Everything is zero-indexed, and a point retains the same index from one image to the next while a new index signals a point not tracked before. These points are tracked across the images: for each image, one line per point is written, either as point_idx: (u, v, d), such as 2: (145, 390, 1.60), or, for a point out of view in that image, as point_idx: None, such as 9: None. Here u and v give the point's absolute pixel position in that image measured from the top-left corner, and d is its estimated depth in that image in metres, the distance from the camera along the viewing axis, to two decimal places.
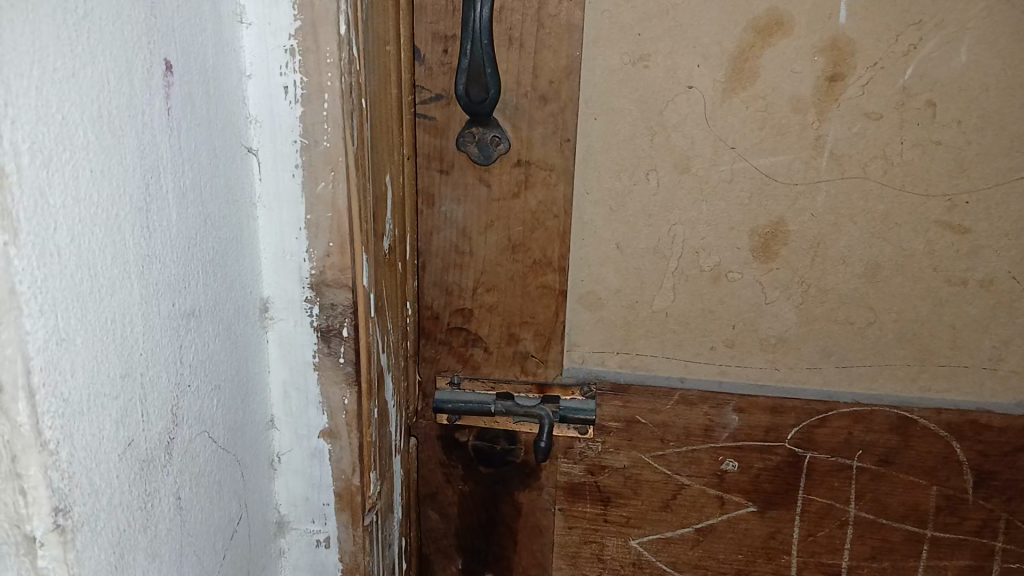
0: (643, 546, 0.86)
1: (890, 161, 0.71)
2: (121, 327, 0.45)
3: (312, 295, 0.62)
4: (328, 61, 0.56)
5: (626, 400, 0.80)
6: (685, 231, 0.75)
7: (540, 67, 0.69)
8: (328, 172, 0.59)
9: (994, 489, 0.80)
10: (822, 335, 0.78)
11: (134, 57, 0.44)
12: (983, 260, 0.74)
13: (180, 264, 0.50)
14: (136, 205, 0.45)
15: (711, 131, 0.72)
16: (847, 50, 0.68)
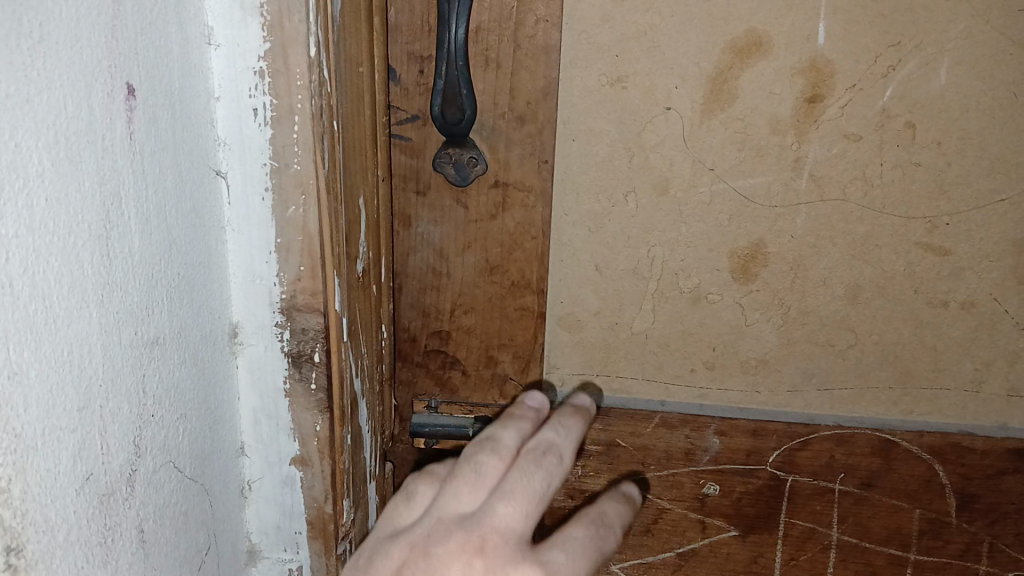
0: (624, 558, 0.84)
1: (870, 182, 0.71)
2: (78, 358, 0.43)
3: (282, 320, 0.61)
4: (299, 83, 0.55)
5: (607, 423, 0.79)
6: (665, 253, 0.75)
7: (517, 87, 0.68)
8: (299, 195, 0.58)
9: (977, 512, 0.79)
10: (803, 356, 0.77)
11: (95, 81, 0.43)
12: (964, 282, 0.73)
13: (142, 292, 0.49)
14: (96, 232, 0.44)
15: (691, 153, 0.71)
16: (826, 71, 0.67)
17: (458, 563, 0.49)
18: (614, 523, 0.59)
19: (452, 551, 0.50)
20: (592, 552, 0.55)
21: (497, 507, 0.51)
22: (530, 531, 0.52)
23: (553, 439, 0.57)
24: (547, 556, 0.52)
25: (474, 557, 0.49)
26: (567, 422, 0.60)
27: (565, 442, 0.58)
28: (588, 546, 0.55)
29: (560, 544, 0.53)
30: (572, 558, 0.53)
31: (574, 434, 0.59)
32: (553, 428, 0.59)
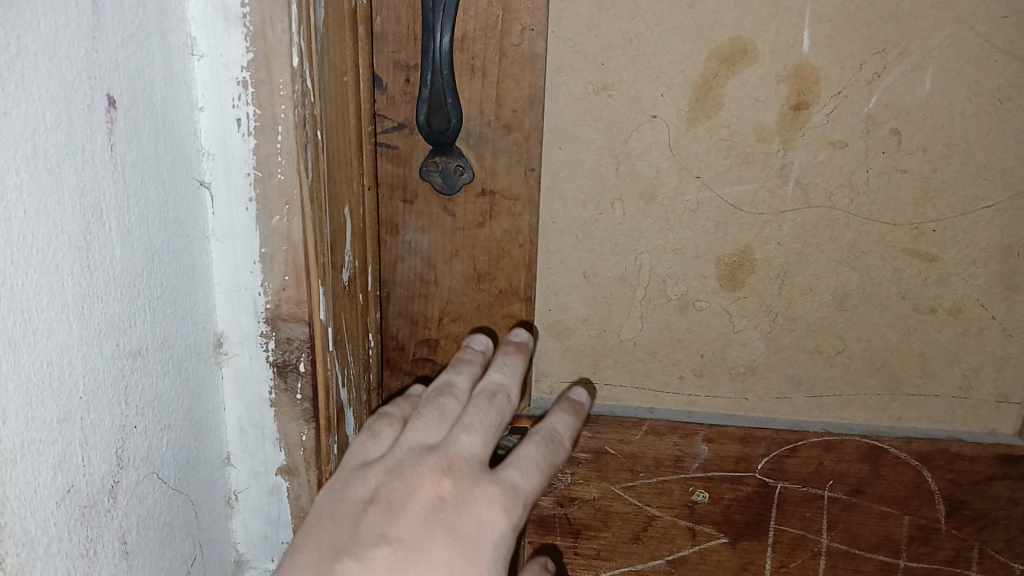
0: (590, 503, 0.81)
1: (856, 189, 0.71)
2: (59, 370, 0.43)
3: (267, 330, 0.61)
4: (282, 93, 0.55)
5: (596, 430, 0.79)
6: (652, 260, 0.75)
7: (503, 96, 0.68)
8: (283, 204, 0.58)
9: (966, 518, 0.79)
10: (791, 363, 0.77)
11: (74, 93, 0.43)
12: (950, 288, 0.73)
13: (124, 303, 0.49)
14: (75, 244, 0.44)
15: (677, 160, 0.71)
16: (811, 78, 0.67)
17: (429, 485, 0.53)
18: (567, 437, 0.59)
19: (422, 475, 0.54)
20: (550, 468, 0.56)
21: (459, 438, 0.56)
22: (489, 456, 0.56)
23: (501, 379, 0.61)
24: (505, 473, 0.54)
25: (442, 480, 0.53)
26: (510, 360, 0.63)
27: (512, 380, 0.61)
28: (543, 461, 0.56)
29: (516, 462, 0.55)
30: (530, 475, 0.55)
31: (519, 373, 0.62)
32: (501, 367, 0.62)
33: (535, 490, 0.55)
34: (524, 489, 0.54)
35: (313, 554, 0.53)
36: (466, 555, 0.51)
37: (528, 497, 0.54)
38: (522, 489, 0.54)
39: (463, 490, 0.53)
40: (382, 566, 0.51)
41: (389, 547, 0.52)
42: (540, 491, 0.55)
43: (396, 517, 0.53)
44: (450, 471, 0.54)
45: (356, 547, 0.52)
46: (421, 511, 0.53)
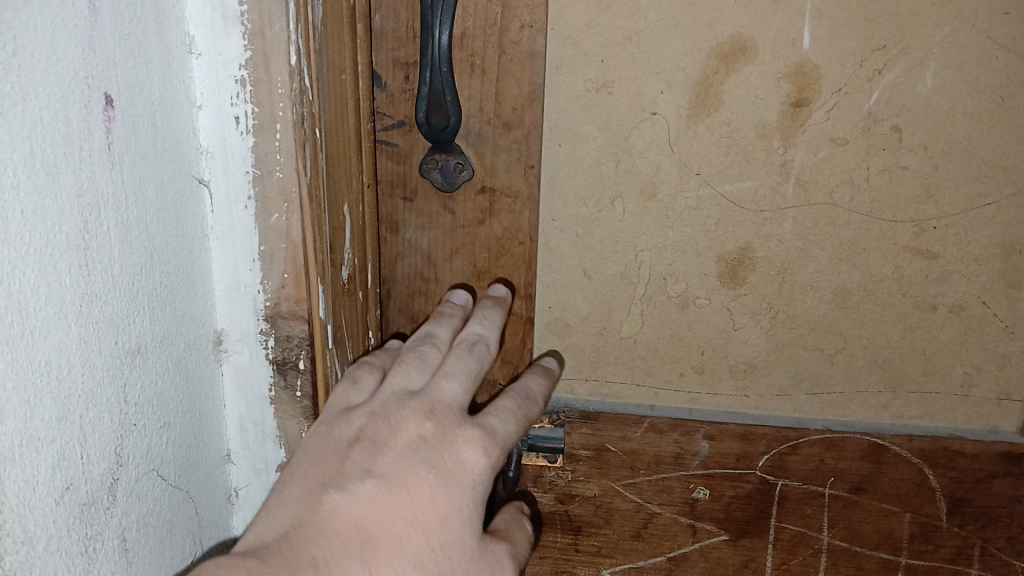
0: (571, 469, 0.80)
1: (857, 186, 0.71)
2: (57, 369, 0.44)
3: (267, 328, 0.62)
4: (280, 92, 0.55)
5: (596, 427, 0.79)
6: (652, 257, 0.75)
7: (503, 93, 0.68)
8: (282, 203, 0.58)
9: (968, 516, 0.79)
10: (792, 361, 0.77)
11: (71, 92, 0.43)
12: (952, 285, 0.73)
13: (123, 301, 0.49)
14: (74, 243, 0.44)
15: (678, 157, 0.71)
16: (811, 75, 0.67)
17: (413, 425, 0.57)
18: (535, 394, 0.66)
19: (406, 416, 0.58)
20: (520, 416, 0.62)
21: (441, 383, 0.60)
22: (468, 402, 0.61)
23: (480, 330, 0.65)
24: (484, 419, 0.60)
25: (426, 421, 0.57)
26: (489, 313, 0.67)
27: (490, 332, 0.66)
28: (517, 411, 0.62)
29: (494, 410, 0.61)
30: (506, 422, 0.61)
31: (498, 325, 0.67)
32: (480, 320, 0.66)
33: (510, 435, 0.60)
34: (502, 434, 0.59)
35: (300, 488, 0.56)
36: (449, 491, 0.55)
37: (504, 441, 0.59)
38: (500, 433, 0.59)
39: (445, 431, 0.57)
40: (369, 498, 0.54)
41: (375, 480, 0.55)
42: (512, 437, 0.61)
43: (381, 453, 0.56)
44: (434, 414, 0.58)
45: (342, 480, 0.55)
46: (404, 448, 0.56)
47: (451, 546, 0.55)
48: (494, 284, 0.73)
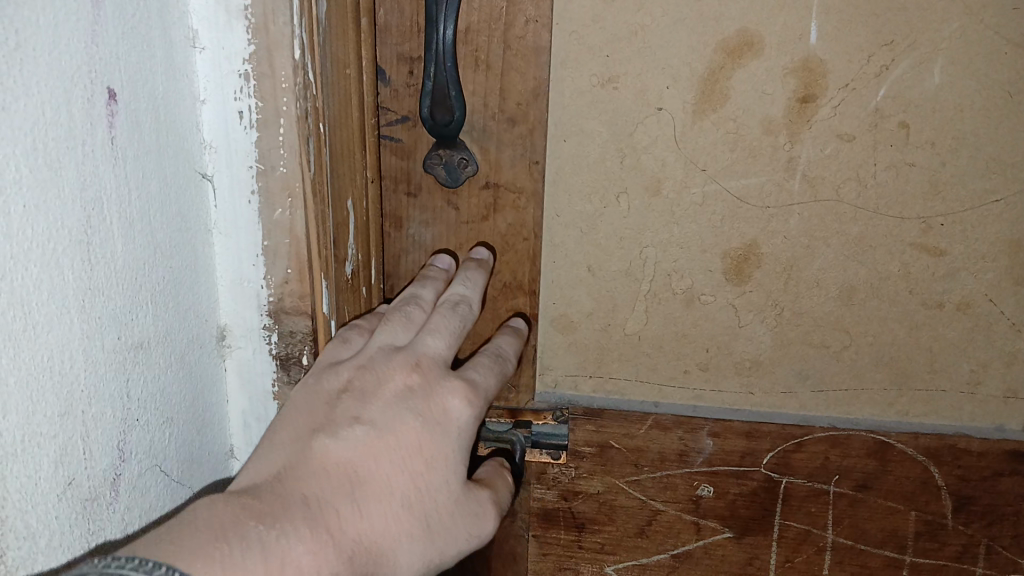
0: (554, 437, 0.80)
1: (864, 183, 0.70)
2: (59, 364, 0.43)
3: (270, 323, 0.62)
4: (284, 86, 0.55)
5: (600, 424, 0.79)
6: (657, 254, 0.74)
7: (507, 88, 0.68)
8: (286, 198, 0.58)
9: (974, 514, 0.79)
10: (798, 358, 0.77)
11: (74, 85, 0.43)
12: (959, 282, 0.73)
13: (126, 297, 0.49)
14: (76, 238, 0.44)
15: (683, 153, 0.71)
16: (818, 71, 0.67)
17: (399, 377, 0.59)
18: (511, 355, 0.69)
19: (393, 368, 0.60)
20: (498, 372, 0.66)
21: (427, 340, 0.62)
22: (450, 357, 0.63)
23: (464, 291, 0.66)
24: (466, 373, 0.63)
25: (412, 373, 0.60)
26: (473, 275, 0.67)
27: (473, 293, 0.67)
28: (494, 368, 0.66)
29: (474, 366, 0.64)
30: (485, 376, 0.64)
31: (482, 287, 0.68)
32: (464, 280, 0.67)
33: (490, 388, 0.64)
34: (483, 386, 0.63)
35: (290, 433, 0.57)
36: (433, 437, 0.58)
37: (485, 393, 0.63)
38: (481, 386, 0.63)
39: (430, 383, 0.60)
40: (358, 443, 0.56)
41: (364, 427, 0.57)
42: (492, 389, 0.64)
43: (369, 402, 0.58)
44: (420, 368, 0.60)
45: (332, 427, 0.57)
46: (391, 398, 0.59)
47: (435, 490, 0.58)
48: (476, 249, 0.73)
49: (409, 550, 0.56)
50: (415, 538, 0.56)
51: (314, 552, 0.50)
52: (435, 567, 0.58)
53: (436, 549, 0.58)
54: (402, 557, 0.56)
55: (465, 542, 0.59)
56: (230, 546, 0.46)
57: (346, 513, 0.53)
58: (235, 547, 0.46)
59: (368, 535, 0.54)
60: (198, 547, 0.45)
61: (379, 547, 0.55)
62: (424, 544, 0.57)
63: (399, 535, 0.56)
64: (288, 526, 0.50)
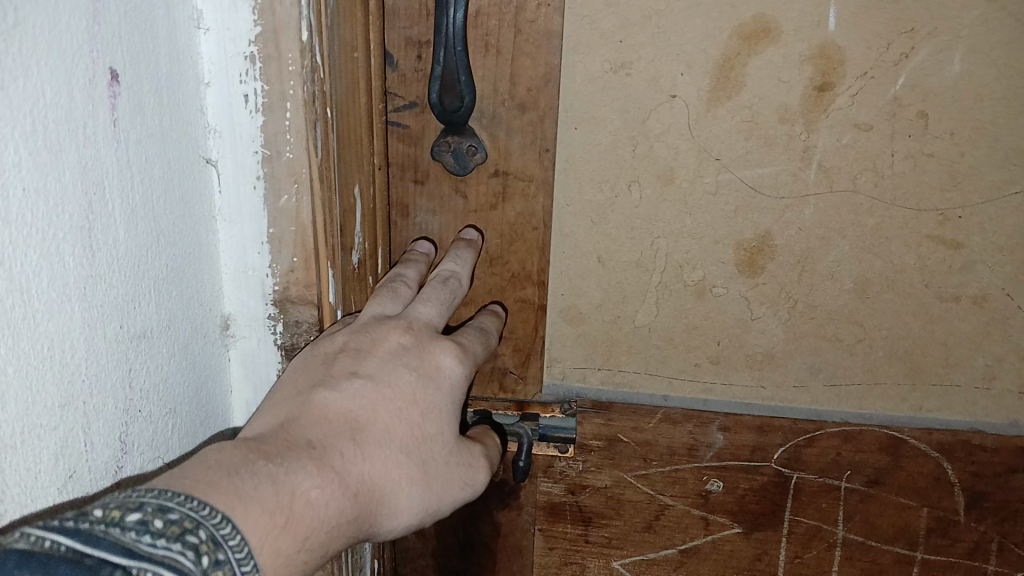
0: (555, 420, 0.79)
1: (881, 173, 0.69)
2: (59, 354, 0.42)
3: (276, 312, 0.61)
4: (291, 69, 0.53)
5: (608, 418, 0.77)
6: (669, 244, 0.73)
7: (518, 74, 0.66)
8: (292, 183, 0.56)
9: (986, 510, 0.78)
10: (810, 351, 0.76)
11: (76, 67, 0.42)
12: (975, 275, 0.71)
13: (128, 285, 0.48)
14: (78, 223, 0.43)
15: (697, 142, 0.69)
16: (836, 58, 0.65)
17: (392, 337, 0.59)
18: (494, 328, 0.69)
19: (387, 328, 0.60)
20: (485, 341, 0.67)
21: (417, 307, 0.62)
22: (441, 327, 0.63)
23: (453, 267, 0.67)
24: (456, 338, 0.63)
25: (406, 333, 0.60)
26: (462, 253, 0.68)
27: (463, 269, 0.67)
28: (481, 337, 0.66)
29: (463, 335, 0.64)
30: (474, 343, 0.65)
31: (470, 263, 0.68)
32: (454, 257, 0.68)
33: (478, 353, 0.65)
34: (472, 351, 0.64)
35: (290, 388, 0.57)
36: (429, 391, 0.59)
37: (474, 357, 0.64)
38: (471, 351, 0.64)
39: (423, 343, 0.60)
40: (357, 395, 0.56)
41: (361, 380, 0.57)
42: (480, 355, 0.65)
43: (366, 358, 0.58)
44: (413, 327, 0.60)
45: (330, 379, 0.56)
46: (386, 356, 0.59)
47: (431, 438, 0.58)
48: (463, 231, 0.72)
49: (409, 494, 0.56)
50: (414, 482, 0.57)
51: (321, 488, 0.49)
52: (432, 513, 0.59)
53: (433, 493, 0.58)
54: (403, 500, 0.56)
55: (460, 491, 0.60)
56: (244, 479, 0.45)
57: (349, 454, 0.53)
58: (249, 479, 0.46)
59: (371, 476, 0.54)
60: (210, 481, 0.44)
61: (382, 489, 0.55)
62: (423, 489, 0.57)
63: (400, 478, 0.56)
64: (295, 462, 0.49)
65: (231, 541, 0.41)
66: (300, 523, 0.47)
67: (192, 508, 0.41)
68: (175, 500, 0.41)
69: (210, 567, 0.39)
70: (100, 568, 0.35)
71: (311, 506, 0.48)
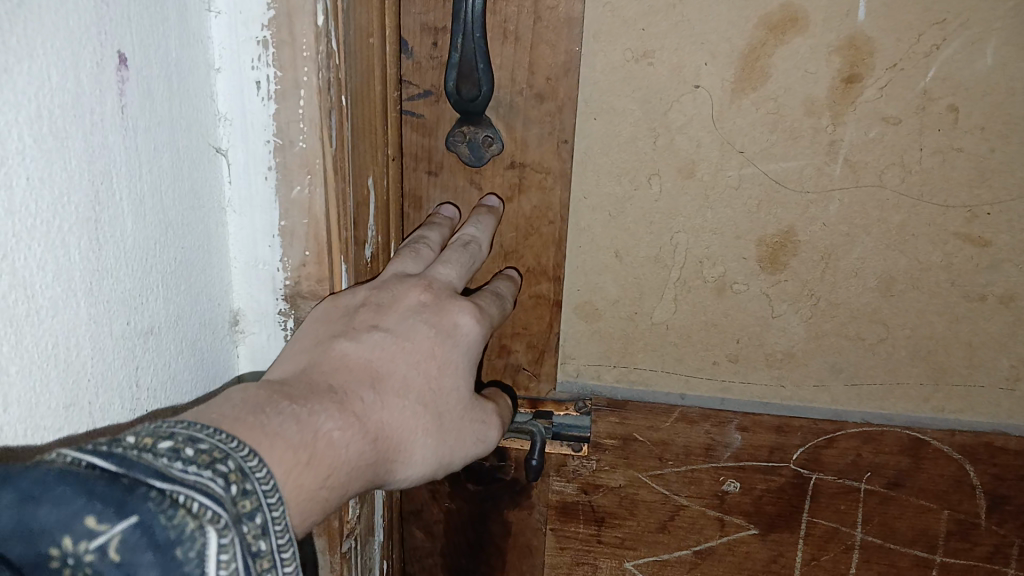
0: (569, 415, 0.77)
1: (908, 168, 0.67)
2: (65, 352, 0.40)
3: (286, 308, 0.58)
4: (305, 55, 0.51)
5: (623, 416, 0.76)
6: (689, 239, 0.71)
7: (537, 62, 0.64)
8: (305, 174, 0.54)
9: (1008, 514, 0.76)
10: (832, 350, 0.74)
11: (83, 49, 0.40)
12: (1003, 274, 0.69)
13: (136, 279, 0.46)
14: (84, 214, 0.41)
15: (719, 134, 0.67)
16: (865, 49, 0.63)
17: (412, 294, 0.58)
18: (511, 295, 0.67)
19: (407, 286, 0.58)
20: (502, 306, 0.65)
21: (438, 268, 0.61)
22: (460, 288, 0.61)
23: (474, 232, 0.65)
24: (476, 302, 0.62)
25: (425, 291, 0.58)
26: (483, 219, 0.66)
27: (484, 234, 0.65)
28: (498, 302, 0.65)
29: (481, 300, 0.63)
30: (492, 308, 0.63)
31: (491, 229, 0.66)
32: (475, 222, 0.66)
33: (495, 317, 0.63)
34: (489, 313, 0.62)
35: (309, 339, 0.55)
36: (447, 347, 0.57)
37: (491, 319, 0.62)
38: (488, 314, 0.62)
39: (442, 302, 0.58)
40: (376, 346, 0.54)
41: (381, 333, 0.55)
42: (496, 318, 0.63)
43: (386, 313, 0.56)
44: (433, 286, 0.58)
45: (351, 331, 0.54)
46: (406, 312, 0.57)
47: (448, 393, 0.56)
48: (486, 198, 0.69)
49: (424, 445, 0.54)
50: (429, 435, 0.55)
51: (342, 429, 0.48)
52: (445, 466, 0.57)
53: (448, 447, 0.56)
54: (417, 450, 0.54)
55: (472, 446, 0.59)
56: (269, 417, 0.44)
57: (368, 401, 0.51)
58: (274, 417, 0.44)
59: (388, 425, 0.52)
60: (237, 418, 0.43)
61: (398, 438, 0.53)
62: (438, 441, 0.55)
63: (416, 429, 0.54)
64: (317, 404, 0.48)
65: (260, 474, 0.40)
66: (322, 463, 0.45)
67: (221, 440, 0.40)
68: (204, 431, 0.39)
69: (240, 496, 0.38)
70: (135, 488, 0.34)
71: (333, 446, 0.46)
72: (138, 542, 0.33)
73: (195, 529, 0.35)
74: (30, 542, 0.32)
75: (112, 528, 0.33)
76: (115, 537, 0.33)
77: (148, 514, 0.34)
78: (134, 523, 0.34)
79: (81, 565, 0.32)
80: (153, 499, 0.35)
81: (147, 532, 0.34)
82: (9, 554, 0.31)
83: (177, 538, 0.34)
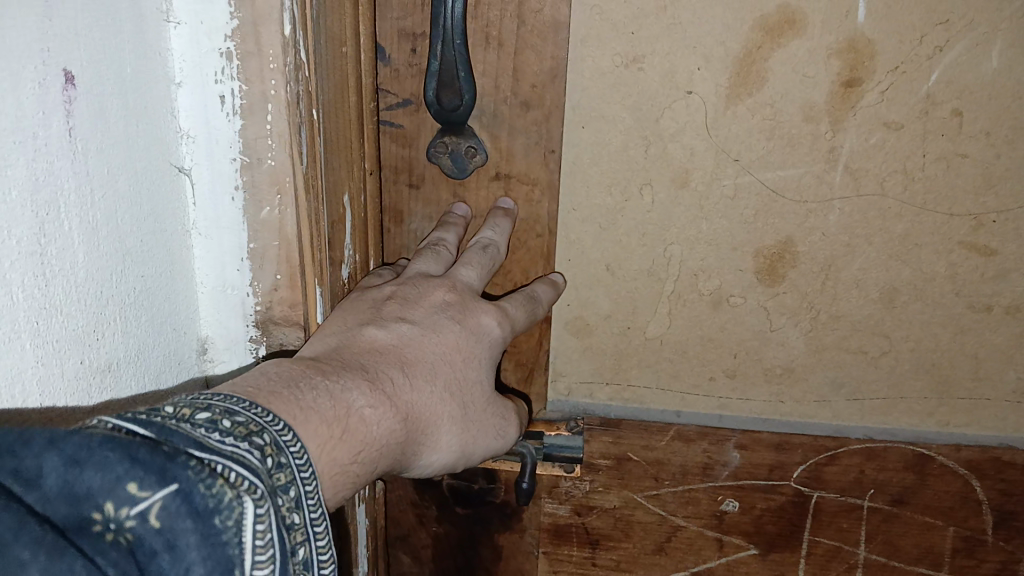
0: (563, 433, 0.74)
1: (911, 176, 0.64)
2: (9, 400, 0.37)
3: (258, 334, 0.56)
4: (272, 66, 0.48)
5: (617, 435, 0.73)
6: (682, 251, 0.68)
7: (521, 69, 0.61)
8: (274, 194, 0.51)
9: (1015, 530, 0.73)
10: (833, 365, 0.71)
11: (22, 68, 0.36)
12: (1010, 284, 0.66)
13: (91, 312, 0.42)
14: (27, 249, 0.37)
15: (713, 141, 0.64)
16: (865, 52, 0.60)
17: (438, 292, 0.57)
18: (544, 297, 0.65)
19: (434, 284, 0.58)
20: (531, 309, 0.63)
21: (458, 270, 0.61)
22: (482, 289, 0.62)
23: (489, 236, 0.64)
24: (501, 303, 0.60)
25: (450, 291, 0.58)
26: (499, 222, 0.64)
27: (500, 238, 0.64)
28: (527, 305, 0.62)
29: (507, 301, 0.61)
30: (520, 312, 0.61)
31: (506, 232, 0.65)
32: (490, 225, 0.64)
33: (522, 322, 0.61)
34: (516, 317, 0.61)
35: (337, 322, 0.54)
36: (472, 344, 0.56)
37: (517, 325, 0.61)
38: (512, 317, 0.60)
39: (467, 302, 0.58)
40: (406, 334, 0.54)
41: (409, 325, 0.54)
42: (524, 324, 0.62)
43: (413, 307, 0.56)
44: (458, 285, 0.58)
45: (379, 319, 0.54)
46: (431, 308, 0.56)
47: (474, 384, 0.56)
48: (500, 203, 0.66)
49: (448, 432, 0.54)
50: (454, 422, 0.54)
51: (375, 407, 0.47)
52: (465, 458, 0.57)
53: (470, 437, 0.56)
54: (442, 436, 0.54)
55: (493, 441, 0.59)
56: (303, 391, 0.44)
57: (399, 382, 0.50)
58: (308, 391, 0.44)
59: (418, 408, 0.51)
60: (273, 390, 0.43)
61: (426, 421, 0.52)
62: (462, 430, 0.55)
63: (443, 414, 0.53)
64: (349, 380, 0.47)
65: (294, 448, 0.40)
66: (354, 438, 0.45)
67: (257, 414, 0.39)
68: (242, 404, 0.39)
69: (276, 470, 0.38)
70: (175, 456, 0.34)
71: (365, 424, 0.46)
72: (178, 510, 0.33)
73: (233, 498, 0.34)
74: (75, 504, 0.31)
75: (153, 495, 0.32)
76: (157, 504, 0.32)
77: (188, 481, 0.33)
78: (174, 491, 0.33)
79: (122, 531, 0.32)
80: (193, 467, 0.34)
81: (187, 500, 0.33)
82: (53, 515, 0.31)
83: (216, 507, 0.33)
